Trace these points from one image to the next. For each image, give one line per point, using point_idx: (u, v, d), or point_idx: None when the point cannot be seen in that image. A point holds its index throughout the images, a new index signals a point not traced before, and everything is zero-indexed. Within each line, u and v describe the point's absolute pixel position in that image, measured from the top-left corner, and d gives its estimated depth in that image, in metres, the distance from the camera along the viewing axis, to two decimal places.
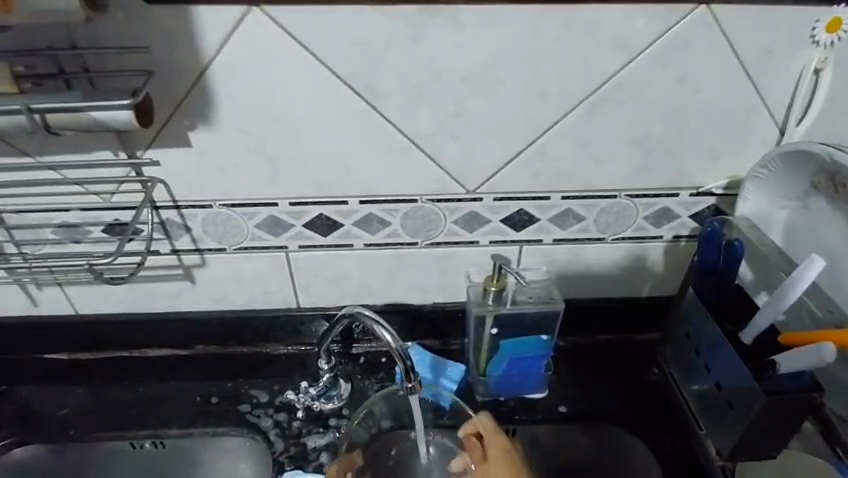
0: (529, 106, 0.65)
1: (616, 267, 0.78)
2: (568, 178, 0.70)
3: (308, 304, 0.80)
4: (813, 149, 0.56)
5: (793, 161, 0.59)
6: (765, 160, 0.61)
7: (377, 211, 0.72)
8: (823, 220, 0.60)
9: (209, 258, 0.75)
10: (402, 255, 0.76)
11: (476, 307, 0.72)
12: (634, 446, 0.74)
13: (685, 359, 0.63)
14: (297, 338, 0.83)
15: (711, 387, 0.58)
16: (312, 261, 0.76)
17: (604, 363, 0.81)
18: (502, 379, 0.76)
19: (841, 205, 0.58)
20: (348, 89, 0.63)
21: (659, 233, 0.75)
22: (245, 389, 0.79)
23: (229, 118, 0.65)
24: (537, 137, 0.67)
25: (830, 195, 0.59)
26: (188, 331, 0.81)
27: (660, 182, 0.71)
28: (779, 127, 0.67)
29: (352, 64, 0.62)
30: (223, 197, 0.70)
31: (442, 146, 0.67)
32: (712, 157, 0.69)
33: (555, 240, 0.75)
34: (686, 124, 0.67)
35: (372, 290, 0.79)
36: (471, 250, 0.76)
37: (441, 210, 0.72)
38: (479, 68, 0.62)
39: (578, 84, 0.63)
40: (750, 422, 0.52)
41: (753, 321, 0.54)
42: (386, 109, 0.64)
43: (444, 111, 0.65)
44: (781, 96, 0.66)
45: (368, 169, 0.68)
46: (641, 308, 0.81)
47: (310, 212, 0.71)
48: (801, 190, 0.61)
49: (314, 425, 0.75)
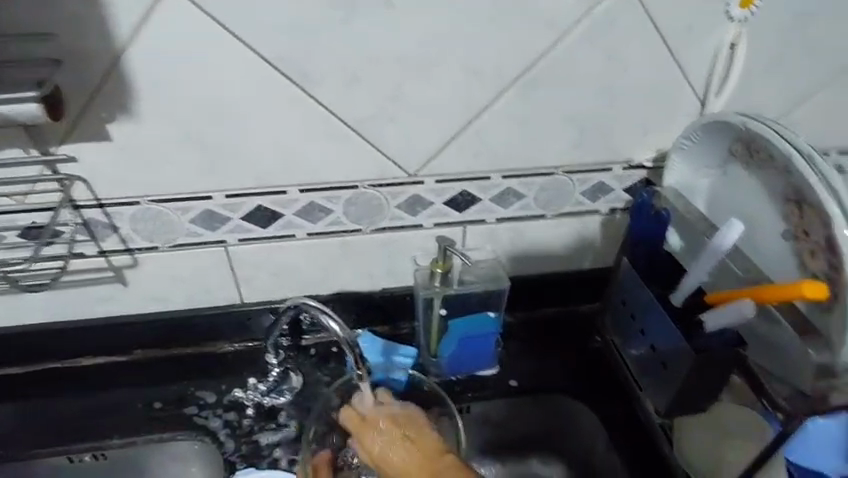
0: (465, 87, 0.65)
1: (558, 242, 0.80)
2: (507, 157, 0.71)
3: (253, 299, 0.78)
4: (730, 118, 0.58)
5: (714, 130, 0.62)
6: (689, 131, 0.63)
7: (318, 199, 0.70)
8: (742, 187, 0.62)
9: (142, 258, 0.71)
10: (347, 243, 0.75)
11: (423, 290, 0.73)
12: (583, 413, 0.77)
13: (624, 326, 0.66)
14: (243, 334, 0.80)
15: (648, 350, 0.61)
16: (253, 254, 0.73)
17: (550, 336, 0.84)
18: (453, 359, 0.77)
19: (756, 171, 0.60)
20: (279, 74, 0.61)
21: (596, 207, 0.78)
22: (192, 391, 0.76)
23: (152, 109, 0.61)
24: (475, 117, 0.67)
25: (746, 162, 0.60)
26: (125, 336, 0.77)
27: (595, 157, 0.73)
28: (701, 100, 0.71)
29: (282, 48, 0.60)
30: (153, 192, 0.66)
31: (380, 130, 0.66)
32: (642, 131, 0.72)
33: (498, 219, 0.77)
34: (616, 100, 0.69)
35: (319, 281, 0.78)
36: (416, 233, 0.76)
37: (383, 195, 0.71)
38: (413, 49, 0.61)
39: (512, 64, 0.64)
40: (684, 380, 0.56)
41: (682, 283, 0.57)
42: (320, 94, 0.63)
43: (380, 95, 0.64)
44: (701, 70, 0.69)
45: (306, 157, 0.67)
46: (583, 280, 0.84)
47: (247, 203, 0.69)
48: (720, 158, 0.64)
49: (266, 421, 0.73)
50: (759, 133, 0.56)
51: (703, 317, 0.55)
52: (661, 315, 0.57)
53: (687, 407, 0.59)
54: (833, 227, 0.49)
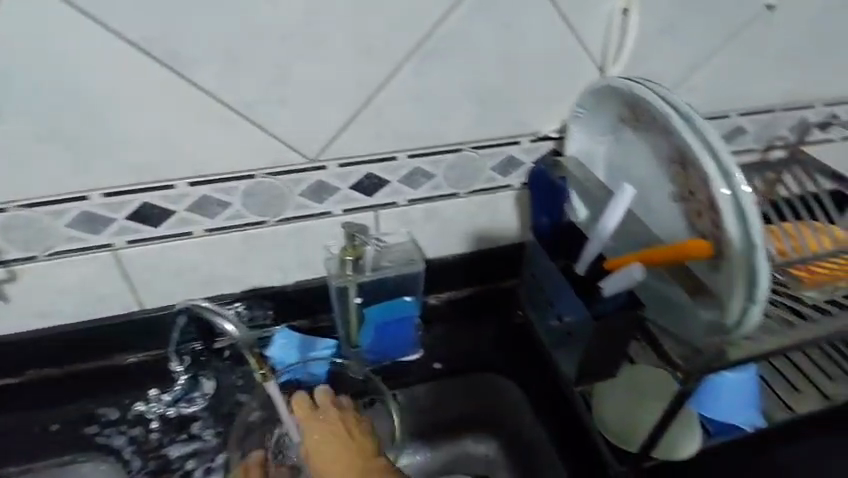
0: (356, 64, 0.61)
1: (474, 220, 0.79)
2: (410, 136, 0.69)
3: (156, 304, 0.72)
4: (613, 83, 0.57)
5: (602, 95, 0.61)
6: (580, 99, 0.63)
7: (210, 193, 0.65)
8: (634, 151, 0.62)
9: (20, 270, 0.65)
10: (251, 236, 0.70)
11: (336, 279, 0.70)
12: (507, 389, 0.77)
13: (537, 298, 0.66)
14: (149, 342, 0.74)
15: (556, 320, 0.61)
16: (148, 256, 0.68)
17: (473, 314, 0.83)
18: (374, 346, 0.76)
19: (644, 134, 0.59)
20: (148, 59, 0.56)
21: (509, 182, 0.77)
22: (93, 408, 0.71)
23: (4, 104, 0.55)
24: (371, 96, 0.64)
25: (634, 126, 0.60)
26: (12, 356, 0.70)
27: (501, 131, 0.72)
28: (600, 67, 0.71)
29: (147, 30, 0.54)
30: (20, 197, 0.60)
31: (270, 114, 0.62)
32: (545, 102, 0.71)
33: (410, 201, 0.74)
34: (515, 71, 0.68)
35: (226, 279, 0.73)
36: (325, 222, 0.72)
37: (283, 184, 0.67)
38: (294, 26, 0.57)
39: (403, 38, 0.61)
40: (589, 347, 0.56)
41: (584, 252, 0.57)
42: (197, 79, 0.58)
43: (264, 76, 0.60)
44: (597, 37, 0.68)
45: (191, 147, 0.62)
46: (506, 257, 0.83)
47: (132, 202, 0.63)
48: (609, 122, 0.63)
49: (176, 432, 0.69)
50: (640, 95, 0.55)
51: (601, 284, 0.53)
52: (565, 287, 0.57)
53: (596, 373, 0.60)
54: (712, 186, 0.49)
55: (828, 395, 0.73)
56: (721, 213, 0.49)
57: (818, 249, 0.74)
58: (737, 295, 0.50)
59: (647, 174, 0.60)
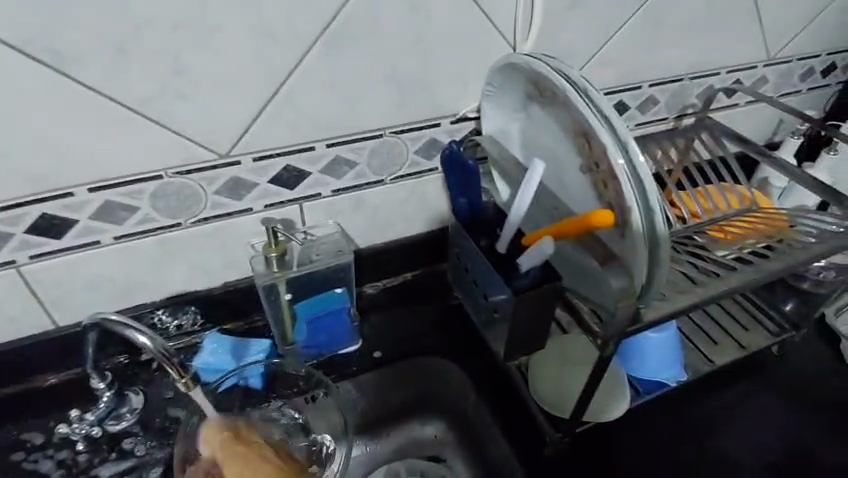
0: (259, 52, 0.59)
1: (403, 206, 0.79)
2: (326, 124, 0.67)
3: (71, 320, 0.68)
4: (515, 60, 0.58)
5: (508, 73, 0.62)
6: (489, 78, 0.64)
7: (116, 197, 0.61)
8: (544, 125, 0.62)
9: None
10: (168, 240, 0.67)
11: (262, 277, 0.68)
12: (449, 370, 0.78)
13: (465, 281, 0.66)
14: (67, 360, 0.70)
15: (483, 300, 0.61)
16: (55, 270, 0.64)
17: (410, 302, 0.83)
18: (310, 342, 0.74)
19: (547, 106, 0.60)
20: (25, 57, 0.52)
21: (434, 165, 0.77)
22: (12, 436, 0.66)
23: None
24: (280, 85, 0.62)
25: (539, 100, 0.60)
26: None
27: (420, 114, 0.71)
28: (512, 44, 0.71)
29: (19, 25, 0.50)
30: None
31: (172, 110, 0.59)
32: (461, 81, 0.71)
33: (334, 191, 0.73)
34: (427, 52, 0.67)
35: (146, 286, 0.70)
36: (247, 219, 0.70)
37: (196, 182, 0.64)
38: (185, 14, 0.54)
39: (306, 24, 0.60)
40: (513, 324, 0.56)
41: (503, 231, 0.57)
42: (85, 77, 0.54)
43: (160, 70, 0.56)
44: (505, 14, 0.69)
45: (86, 150, 0.58)
46: (438, 241, 0.83)
47: (28, 213, 0.59)
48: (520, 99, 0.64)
49: (107, 451, 0.65)
50: (540, 70, 0.56)
51: (519, 261, 0.54)
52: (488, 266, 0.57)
53: (523, 349, 0.60)
54: (610, 156, 0.51)
55: (744, 345, 0.79)
56: (620, 182, 0.51)
57: (728, 208, 0.85)
58: (638, 269, 0.54)
59: (556, 150, 0.61)
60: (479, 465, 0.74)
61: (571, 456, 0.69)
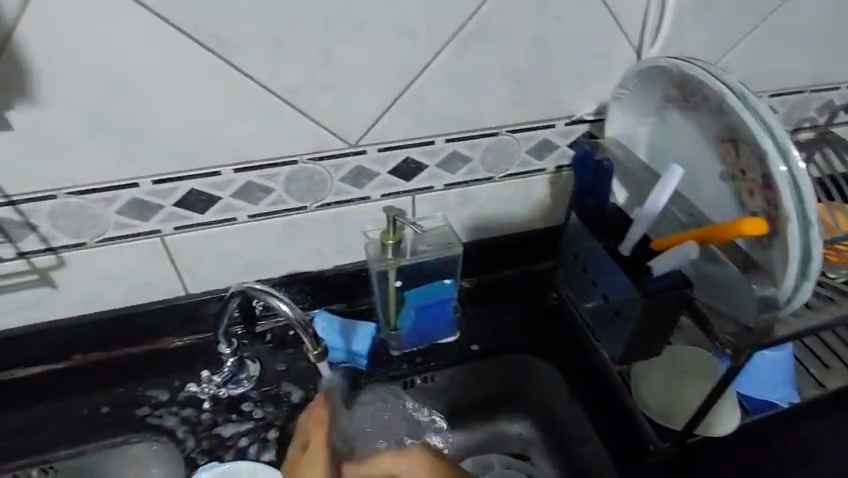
0: (398, 48, 0.62)
1: (508, 205, 0.80)
2: (450, 120, 0.69)
3: (199, 289, 0.74)
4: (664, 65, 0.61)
5: (648, 78, 0.66)
6: (625, 81, 0.67)
7: (255, 178, 0.66)
8: (685, 129, 0.66)
9: (68, 257, 0.66)
10: (293, 222, 0.72)
11: (376, 263, 0.71)
12: (541, 368, 0.78)
13: (580, 282, 0.70)
14: (192, 326, 0.76)
15: (601, 301, 0.65)
16: (193, 242, 0.69)
17: (507, 299, 0.84)
18: (413, 329, 0.76)
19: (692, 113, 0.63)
20: (197, 44, 0.56)
21: (544, 165, 0.78)
22: (142, 391, 0.72)
23: (53, 92, 0.55)
24: (413, 80, 0.65)
25: (682, 106, 0.64)
26: (62, 342, 0.72)
27: (537, 114, 0.72)
28: (636, 49, 0.71)
29: (195, 15, 0.55)
30: (70, 184, 0.61)
31: (314, 100, 0.63)
32: (582, 84, 0.71)
33: (446, 186, 0.75)
34: (554, 53, 0.68)
35: (267, 263, 0.74)
36: (364, 207, 0.73)
37: (325, 168, 0.68)
38: (338, 9, 0.58)
39: (444, 23, 0.62)
40: (633, 325, 0.59)
41: (629, 234, 0.60)
42: (244, 66, 0.59)
43: (308, 62, 0.60)
44: (634, 18, 0.68)
45: (236, 134, 0.63)
46: (536, 241, 0.84)
47: (179, 188, 0.64)
48: (657, 104, 0.67)
49: (225, 413, 0.70)
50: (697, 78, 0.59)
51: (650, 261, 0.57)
52: (612, 266, 0.60)
53: (638, 353, 0.63)
54: (771, 164, 0.54)
55: None
56: (779, 188, 0.54)
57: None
58: (789, 272, 0.55)
59: (694, 156, 0.66)
60: (564, 464, 0.76)
61: (678, 467, 0.68)
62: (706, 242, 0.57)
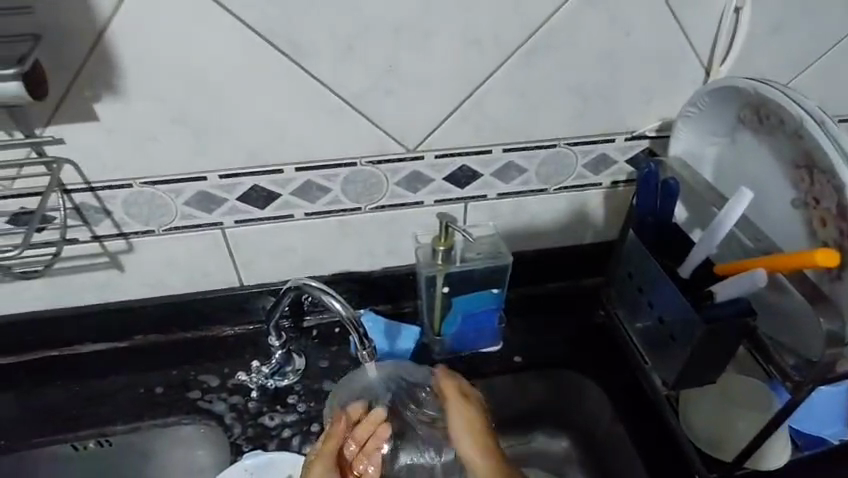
0: (463, 57, 0.62)
1: (559, 218, 0.79)
2: (509, 130, 0.69)
3: (252, 281, 0.76)
4: (740, 84, 0.61)
5: (722, 97, 0.65)
6: (697, 99, 0.67)
7: (314, 178, 0.68)
8: (751, 151, 0.66)
9: (137, 243, 0.69)
10: (347, 222, 0.73)
11: (425, 268, 0.72)
12: (585, 385, 0.77)
13: (631, 300, 0.71)
14: (245, 316, 0.78)
15: (655, 322, 0.66)
16: (252, 236, 0.72)
17: (552, 313, 0.83)
18: (458, 336, 0.77)
19: (766, 135, 0.63)
20: (271, 47, 0.58)
21: (600, 180, 0.77)
22: (194, 375, 0.75)
23: (139, 88, 0.58)
24: (475, 88, 0.65)
25: (756, 126, 0.64)
26: (124, 322, 0.75)
27: (598, 128, 0.71)
28: (706, 66, 0.69)
29: (272, 19, 0.57)
30: (144, 175, 0.64)
31: (377, 104, 0.64)
32: (646, 100, 0.70)
33: (499, 195, 0.75)
34: (620, 68, 0.67)
35: (319, 261, 0.76)
36: (417, 211, 0.74)
37: (382, 172, 0.69)
38: (407, 17, 0.59)
39: (512, 33, 0.62)
40: (691, 350, 0.59)
41: (689, 257, 0.61)
42: (314, 69, 0.61)
43: (375, 68, 0.62)
44: (706, 35, 0.67)
45: (302, 134, 0.65)
46: (586, 255, 0.83)
47: (243, 183, 0.67)
48: (729, 123, 0.67)
49: (271, 404, 0.72)
50: (774, 98, 0.58)
51: (713, 289, 0.58)
52: (670, 285, 0.61)
53: (692, 379, 0.63)
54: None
55: None
56: None
57: None
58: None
59: (763, 180, 0.65)
60: None
61: None
62: (773, 271, 0.56)
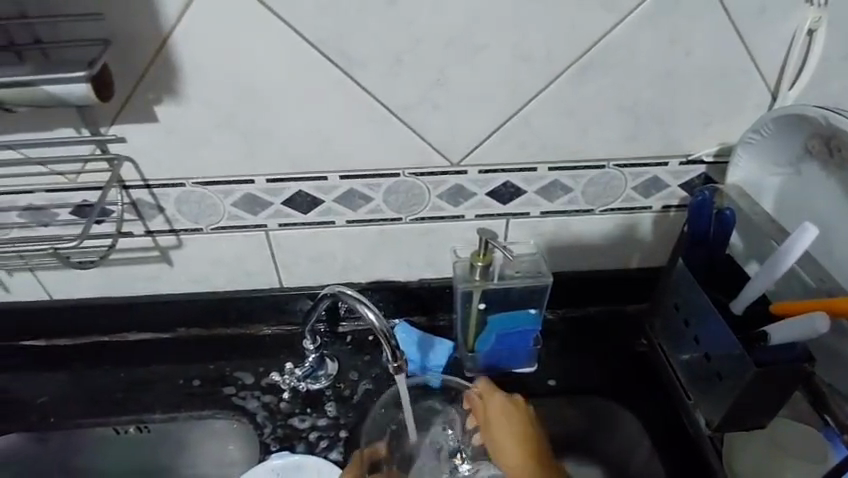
0: (513, 73, 0.62)
1: (604, 240, 0.77)
2: (556, 149, 0.68)
3: (291, 284, 0.78)
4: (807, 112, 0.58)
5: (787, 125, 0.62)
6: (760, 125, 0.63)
7: (358, 187, 0.69)
8: (818, 185, 0.62)
9: (186, 239, 0.72)
10: (387, 232, 0.73)
11: (463, 282, 0.71)
12: (621, 416, 0.74)
13: (676, 331, 0.68)
14: (282, 317, 0.80)
15: (701, 358, 0.63)
16: (294, 240, 0.73)
17: (590, 337, 0.80)
18: (490, 355, 0.75)
19: (836, 169, 0.60)
20: (323, 58, 0.60)
21: (649, 203, 0.74)
22: (230, 371, 0.77)
23: (197, 92, 0.61)
24: (524, 105, 0.64)
25: (826, 159, 0.61)
26: (170, 314, 0.79)
27: (650, 151, 0.69)
28: (772, 90, 0.65)
29: (326, 31, 0.58)
30: (196, 175, 0.67)
31: (424, 117, 0.64)
32: (704, 123, 0.67)
33: (543, 213, 0.73)
34: (677, 90, 0.64)
35: (357, 269, 0.77)
36: (457, 225, 0.73)
37: (425, 184, 0.69)
38: (459, 31, 0.59)
39: (565, 51, 0.61)
40: (740, 391, 0.56)
41: (742, 293, 0.58)
42: (364, 80, 0.61)
43: (425, 81, 0.62)
44: (773, 58, 0.63)
45: (346, 143, 0.65)
46: (630, 281, 0.80)
47: (289, 188, 0.68)
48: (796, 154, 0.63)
49: (301, 406, 0.73)
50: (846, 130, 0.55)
51: (768, 329, 0.55)
52: (718, 320, 0.58)
53: (740, 421, 0.60)
54: None
55: None
56: None
57: None
58: None
59: (830, 214, 0.61)
60: None
61: None
62: (837, 315, 0.52)
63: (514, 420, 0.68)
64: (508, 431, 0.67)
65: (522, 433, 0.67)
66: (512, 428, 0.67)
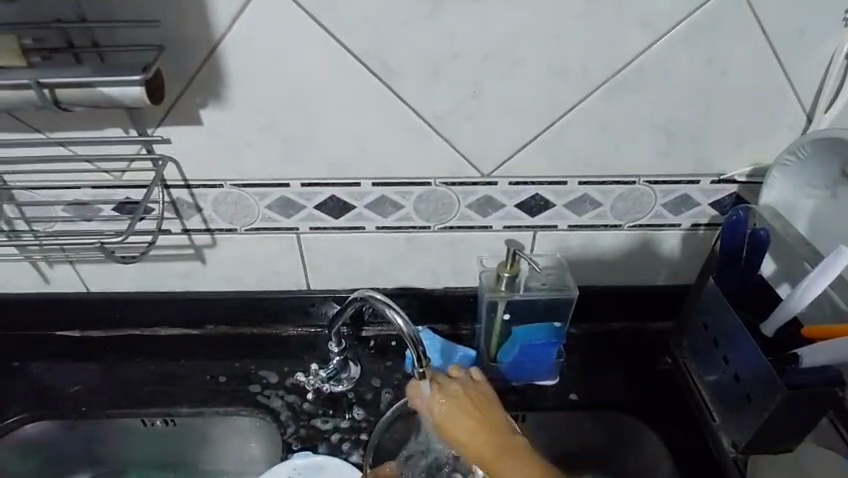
0: (548, 88, 0.63)
1: (631, 256, 0.77)
2: (587, 163, 0.68)
3: (318, 287, 0.79)
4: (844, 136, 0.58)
5: (824, 147, 0.62)
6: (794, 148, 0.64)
7: (388, 194, 0.70)
8: None
9: (220, 239, 0.74)
10: (415, 239, 0.75)
11: (488, 292, 0.71)
12: (644, 434, 0.73)
13: (704, 350, 0.68)
14: (308, 319, 0.82)
15: (730, 378, 0.62)
16: (324, 244, 0.75)
17: (613, 353, 0.80)
18: (512, 365, 0.75)
19: None
20: (364, 68, 0.61)
21: (678, 221, 0.74)
22: (255, 370, 0.79)
23: (240, 96, 0.63)
24: (557, 119, 0.65)
25: None
26: (200, 311, 0.81)
27: (681, 169, 0.69)
28: (807, 112, 0.65)
29: (368, 42, 0.60)
30: (234, 177, 0.69)
31: (458, 127, 0.65)
32: (737, 143, 0.67)
33: (570, 227, 0.74)
34: (711, 110, 0.64)
35: (384, 275, 0.78)
36: (484, 235, 0.74)
37: (455, 193, 0.70)
38: (497, 46, 0.60)
39: (600, 67, 0.61)
40: (769, 413, 0.57)
41: (772, 315, 0.58)
42: (402, 90, 0.63)
43: (461, 93, 0.63)
44: (810, 80, 0.63)
45: (380, 150, 0.67)
46: (655, 298, 0.80)
47: (322, 193, 0.70)
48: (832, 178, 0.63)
49: (324, 407, 0.75)
50: None
51: (799, 352, 0.56)
52: (749, 341, 0.58)
53: (766, 445, 0.61)
54: None
55: None
56: None
57: None
58: None
59: None
60: None
61: None
62: None
63: (462, 416, 0.60)
64: (469, 428, 0.59)
65: (477, 419, 0.60)
66: (464, 414, 0.60)
